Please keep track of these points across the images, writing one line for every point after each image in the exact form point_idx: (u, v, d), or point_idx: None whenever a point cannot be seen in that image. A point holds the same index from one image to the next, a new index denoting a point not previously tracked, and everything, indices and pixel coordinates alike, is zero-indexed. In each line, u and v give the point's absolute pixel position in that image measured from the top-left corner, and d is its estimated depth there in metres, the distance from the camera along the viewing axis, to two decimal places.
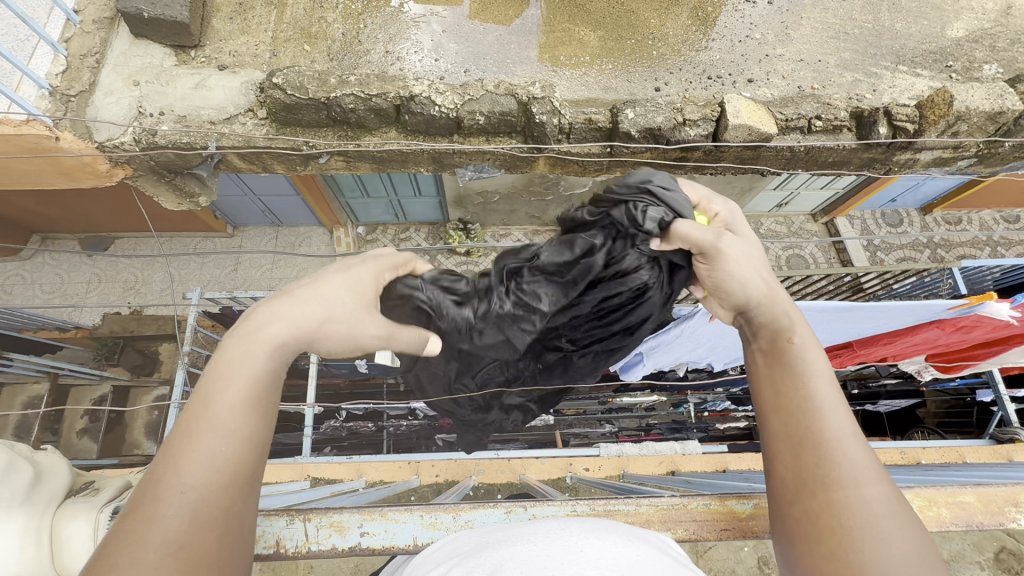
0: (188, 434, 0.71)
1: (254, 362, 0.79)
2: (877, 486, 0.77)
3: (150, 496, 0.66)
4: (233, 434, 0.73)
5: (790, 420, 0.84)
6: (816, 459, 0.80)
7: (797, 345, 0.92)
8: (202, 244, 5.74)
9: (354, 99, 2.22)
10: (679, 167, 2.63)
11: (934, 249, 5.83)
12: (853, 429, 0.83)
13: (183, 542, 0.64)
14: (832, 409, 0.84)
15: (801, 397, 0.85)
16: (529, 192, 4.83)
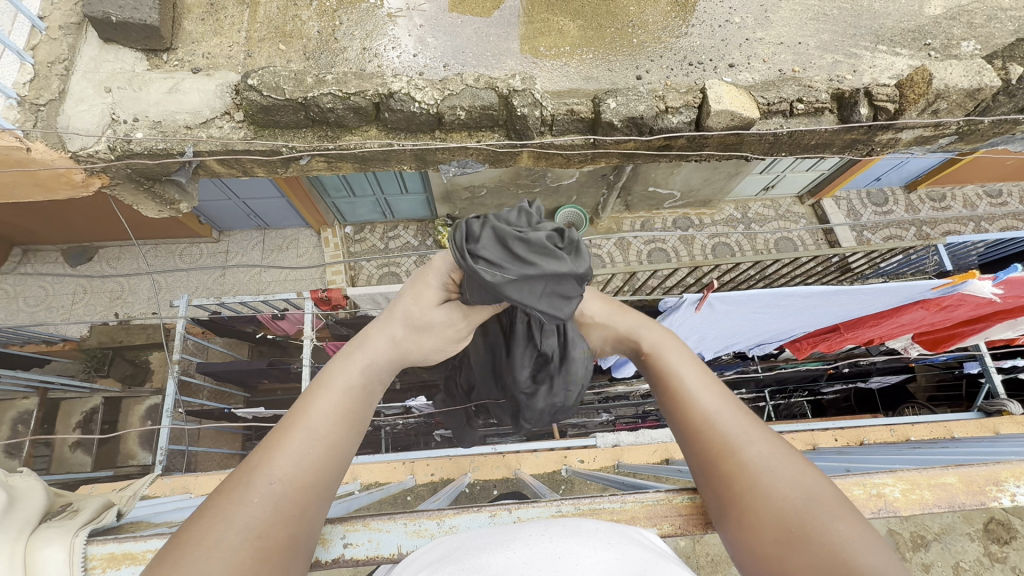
0: (281, 437, 0.89)
1: (340, 392, 0.99)
2: (807, 481, 0.84)
3: (243, 482, 0.82)
4: (317, 442, 0.90)
5: (707, 452, 0.94)
6: (744, 478, 0.87)
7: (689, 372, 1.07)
8: (187, 250, 5.67)
9: (332, 98, 2.19)
10: (664, 156, 2.62)
11: (918, 227, 5.88)
12: (758, 430, 0.94)
13: (262, 529, 0.78)
14: (732, 413, 0.97)
15: (713, 425, 0.95)
16: (516, 184, 4.82)
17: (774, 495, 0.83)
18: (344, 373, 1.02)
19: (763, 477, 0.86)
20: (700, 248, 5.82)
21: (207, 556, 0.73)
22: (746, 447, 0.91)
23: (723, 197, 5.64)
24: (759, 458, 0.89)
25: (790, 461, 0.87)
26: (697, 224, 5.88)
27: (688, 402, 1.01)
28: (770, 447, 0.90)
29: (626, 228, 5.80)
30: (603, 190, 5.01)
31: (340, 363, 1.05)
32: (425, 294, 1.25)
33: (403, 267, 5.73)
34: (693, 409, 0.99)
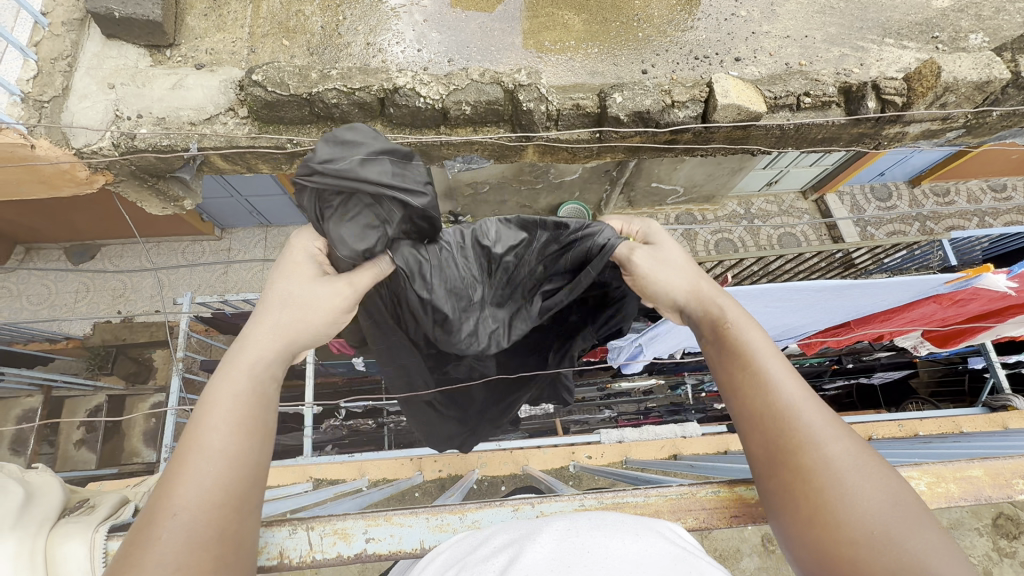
0: (185, 456, 0.75)
1: (236, 397, 0.84)
2: (894, 484, 0.74)
3: (151, 522, 0.70)
4: (228, 454, 0.78)
5: (777, 439, 0.80)
6: (826, 480, 0.74)
7: (762, 351, 0.89)
8: (190, 248, 5.67)
9: (337, 93, 2.18)
10: (669, 150, 2.61)
11: (922, 222, 5.87)
12: (844, 427, 0.80)
13: (183, 563, 0.68)
14: (812, 406, 0.81)
15: (793, 410, 0.81)
16: (518, 180, 4.80)
17: (855, 499, 0.72)
18: (229, 381, 0.85)
19: (847, 478, 0.74)
20: (703, 244, 5.80)
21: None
22: (824, 443, 0.77)
23: (726, 192, 5.63)
24: (844, 456, 0.76)
25: (873, 460, 0.76)
26: (700, 220, 5.86)
27: (764, 376, 0.86)
28: (854, 443, 0.78)
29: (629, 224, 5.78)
30: (606, 186, 4.99)
31: (230, 369, 0.87)
32: (301, 271, 1.11)
33: None
34: (771, 390, 0.84)
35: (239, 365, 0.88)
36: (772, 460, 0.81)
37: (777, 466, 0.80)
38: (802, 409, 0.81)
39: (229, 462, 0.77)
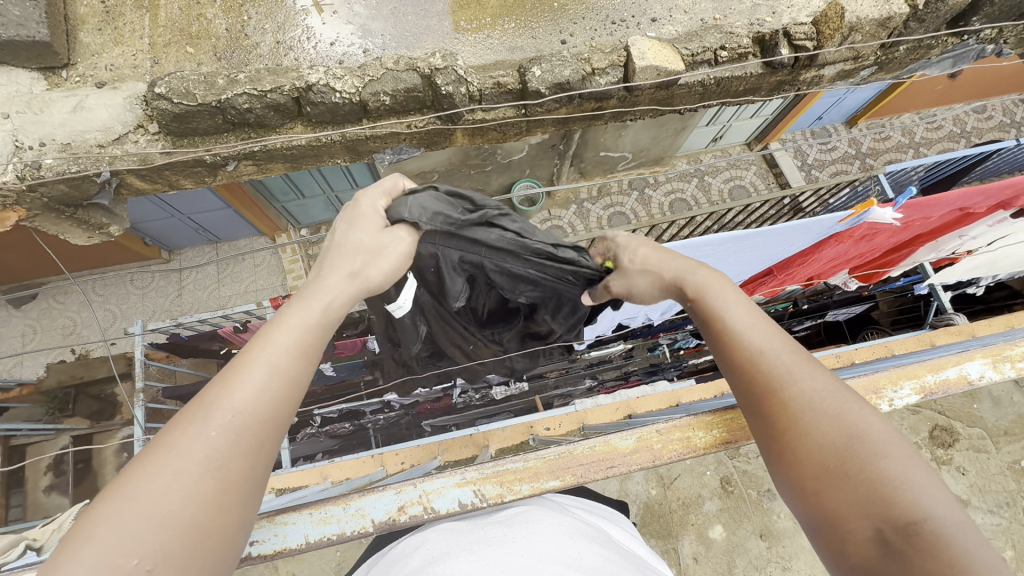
0: (242, 368, 0.91)
1: (285, 340, 0.98)
2: (863, 421, 0.92)
3: (200, 418, 0.84)
4: (281, 378, 0.94)
5: (754, 385, 1.05)
6: (790, 417, 0.98)
7: (732, 323, 1.16)
8: (139, 274, 5.50)
9: (248, 98, 2.10)
10: (599, 119, 2.62)
11: (862, 159, 6.09)
12: (811, 374, 1.02)
13: (222, 460, 0.82)
14: (779, 359, 1.06)
15: (765, 362, 1.06)
16: (466, 165, 4.79)
17: (818, 432, 0.93)
18: (301, 312, 1.05)
19: (808, 415, 0.96)
20: (657, 207, 5.87)
21: (165, 487, 0.77)
22: (795, 385, 1.01)
23: (674, 153, 5.70)
24: (808, 397, 0.98)
25: (839, 400, 0.97)
26: (652, 183, 5.94)
27: (738, 338, 1.13)
28: (820, 387, 0.99)
29: (583, 196, 5.82)
30: (555, 160, 5.00)
31: (300, 304, 1.08)
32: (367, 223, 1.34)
33: None
34: (743, 345, 1.11)
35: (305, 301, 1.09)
36: (756, 405, 1.05)
37: (760, 409, 1.04)
38: (771, 361, 1.06)
39: (281, 384, 0.94)
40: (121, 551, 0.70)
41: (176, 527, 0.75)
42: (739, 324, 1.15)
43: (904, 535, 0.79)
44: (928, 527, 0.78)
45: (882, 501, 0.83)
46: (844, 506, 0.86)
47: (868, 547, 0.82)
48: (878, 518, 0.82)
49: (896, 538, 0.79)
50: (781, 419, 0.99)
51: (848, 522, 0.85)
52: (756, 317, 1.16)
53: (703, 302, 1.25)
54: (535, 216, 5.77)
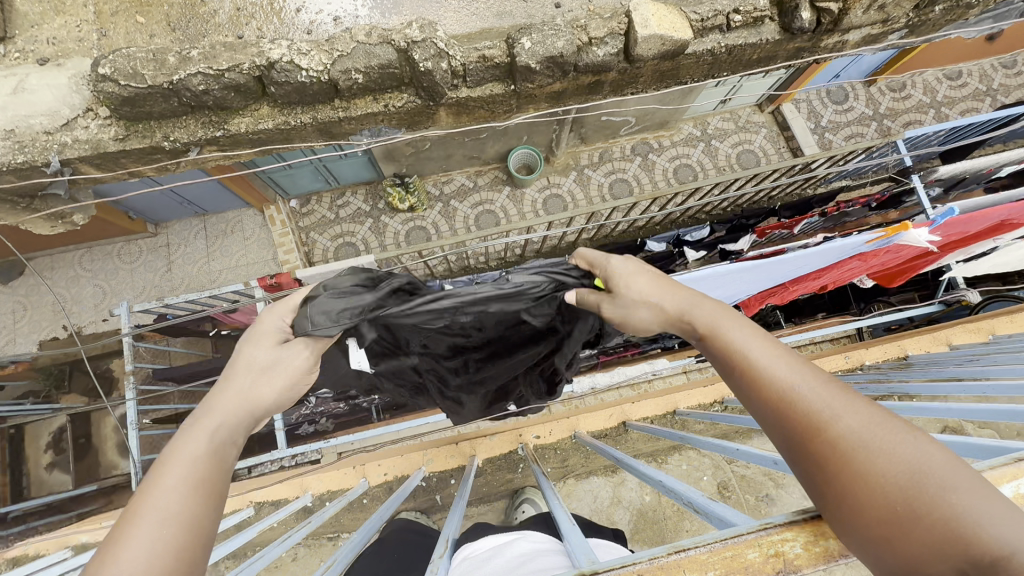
0: (129, 527, 0.90)
1: (178, 480, 0.99)
2: (916, 447, 0.81)
3: None
4: (177, 520, 0.93)
5: (792, 428, 0.94)
6: (837, 457, 0.86)
7: (748, 357, 1.06)
8: (126, 249, 5.21)
9: (203, 77, 1.89)
10: (597, 93, 2.38)
11: (880, 121, 5.73)
12: (845, 400, 0.91)
13: None
14: (809, 390, 0.95)
15: (798, 400, 0.94)
16: (459, 133, 4.52)
17: (873, 475, 0.82)
18: (192, 445, 1.06)
19: (859, 456, 0.84)
20: (662, 173, 5.56)
21: None
22: (837, 421, 0.89)
23: (680, 116, 5.36)
24: (853, 430, 0.87)
25: (889, 429, 0.85)
26: (657, 148, 5.62)
27: (763, 376, 1.01)
28: (864, 418, 0.88)
29: (584, 162, 5.52)
30: (553, 126, 4.71)
31: (191, 431, 1.08)
32: (264, 335, 1.34)
33: (359, 236, 5.34)
34: (770, 385, 1.00)
35: (197, 428, 1.09)
36: (796, 450, 0.94)
37: (804, 455, 0.92)
38: (805, 397, 0.94)
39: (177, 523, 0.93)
40: None
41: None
42: (761, 359, 1.04)
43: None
44: (1017, 564, 0.67)
45: (962, 540, 0.72)
46: (920, 550, 0.75)
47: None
48: (960, 560, 0.72)
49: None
50: (831, 464, 0.87)
51: (929, 567, 0.75)
52: (773, 345, 1.06)
53: (714, 340, 1.15)
54: (533, 184, 5.48)
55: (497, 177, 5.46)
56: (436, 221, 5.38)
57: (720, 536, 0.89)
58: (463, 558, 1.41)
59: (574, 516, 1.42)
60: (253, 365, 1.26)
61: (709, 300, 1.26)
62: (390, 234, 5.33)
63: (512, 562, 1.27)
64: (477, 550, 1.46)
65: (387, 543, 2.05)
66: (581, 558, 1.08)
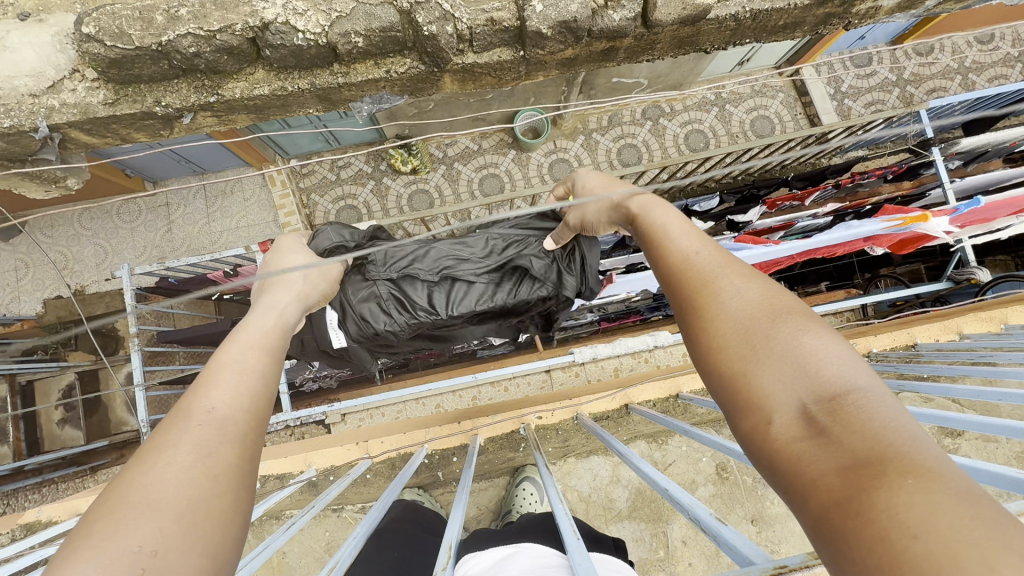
0: (213, 377, 0.99)
1: (248, 345, 1.11)
2: (783, 305, 0.91)
3: (182, 418, 0.90)
4: (247, 373, 1.04)
5: (687, 290, 1.03)
6: (715, 308, 0.95)
7: (666, 237, 1.18)
8: (124, 207, 5.12)
9: (193, 39, 1.78)
10: (610, 60, 2.25)
11: (903, 87, 5.47)
12: (733, 268, 1.02)
13: (209, 443, 0.87)
14: (706, 259, 1.06)
15: (697, 266, 1.05)
16: (465, 94, 4.34)
17: (745, 328, 0.89)
18: (258, 322, 1.22)
19: (735, 313, 0.92)
20: (672, 140, 5.37)
21: (160, 478, 0.80)
22: (725, 288, 0.97)
23: (693, 78, 5.12)
24: (733, 289, 0.97)
25: (766, 291, 0.94)
26: (668, 112, 5.40)
27: (674, 250, 1.13)
28: (751, 287, 0.96)
29: (592, 126, 5.32)
30: (563, 87, 4.52)
31: (256, 316, 1.26)
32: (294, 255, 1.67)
33: (360, 199, 5.23)
34: (678, 264, 1.09)
35: (261, 313, 1.28)
36: (683, 306, 1.02)
37: (690, 313, 0.99)
38: (704, 270, 1.03)
39: (249, 382, 1.03)
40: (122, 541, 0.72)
41: (172, 514, 0.77)
42: (675, 239, 1.16)
43: (831, 411, 0.74)
44: (852, 402, 0.74)
45: (810, 377, 0.79)
46: (774, 389, 0.81)
47: (795, 427, 0.76)
48: (801, 391, 0.78)
49: (822, 415, 0.75)
50: (710, 318, 0.94)
51: (773, 400, 0.80)
52: (691, 228, 1.18)
53: (645, 222, 1.29)
54: (539, 148, 5.31)
55: (502, 140, 5.29)
56: (439, 184, 5.26)
57: None
58: (464, 572, 1.42)
59: (576, 524, 1.40)
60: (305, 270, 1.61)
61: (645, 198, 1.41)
62: (392, 198, 5.22)
63: None
64: (479, 564, 1.47)
65: (393, 529, 2.08)
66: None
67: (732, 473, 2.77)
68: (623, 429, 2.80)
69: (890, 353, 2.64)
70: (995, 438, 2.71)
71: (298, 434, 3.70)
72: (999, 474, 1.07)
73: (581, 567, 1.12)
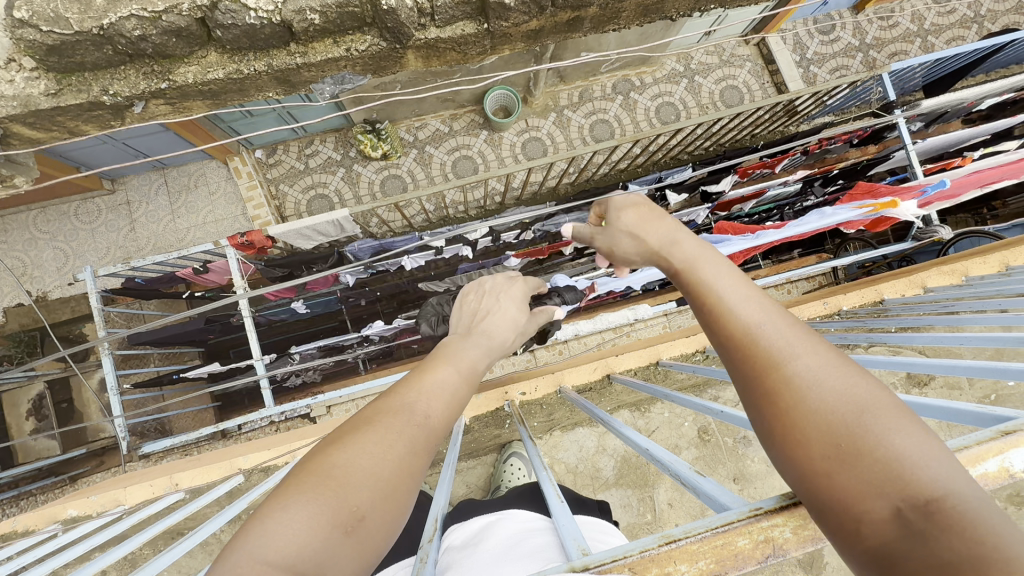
0: (432, 374, 1.04)
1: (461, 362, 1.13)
2: (863, 387, 0.76)
3: (403, 403, 0.92)
4: (458, 388, 1.05)
5: (751, 361, 0.85)
6: (789, 394, 0.78)
7: (716, 291, 0.97)
8: (82, 208, 4.89)
9: (137, 21, 1.68)
10: (576, 30, 2.22)
11: (865, 52, 5.55)
12: (800, 334, 0.85)
13: (416, 439, 0.88)
14: (769, 321, 0.87)
15: (762, 335, 0.86)
16: (431, 73, 4.22)
17: (819, 409, 0.75)
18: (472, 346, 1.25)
19: (809, 393, 0.77)
20: (644, 113, 5.37)
21: (377, 452, 0.82)
22: (793, 360, 0.81)
23: (662, 50, 5.09)
24: (807, 368, 0.80)
25: (840, 368, 0.79)
26: (638, 85, 5.38)
27: (728, 310, 0.92)
28: (820, 358, 0.80)
29: (564, 103, 5.27)
30: (531, 63, 4.44)
31: (469, 337, 1.31)
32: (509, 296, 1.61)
33: (331, 187, 5.11)
34: (733, 324, 0.90)
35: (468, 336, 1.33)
36: (750, 381, 0.85)
37: (753, 389, 0.84)
38: (767, 336, 0.85)
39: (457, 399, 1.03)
40: (338, 505, 0.74)
41: (380, 489, 0.79)
42: (728, 293, 0.95)
43: (928, 514, 0.63)
44: (950, 504, 0.63)
45: (904, 480, 0.66)
46: (856, 484, 0.69)
47: (887, 529, 0.66)
48: (899, 495, 0.65)
49: (920, 518, 0.64)
50: (779, 397, 0.79)
51: (864, 504, 0.68)
52: (744, 278, 0.98)
53: (685, 275, 1.08)
54: (511, 127, 5.24)
55: (473, 120, 5.21)
56: (412, 169, 5.17)
57: (710, 525, 0.88)
58: (450, 546, 1.43)
59: (560, 490, 1.42)
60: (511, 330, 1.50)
61: (686, 239, 1.17)
62: (365, 185, 5.11)
63: (502, 546, 1.32)
64: (462, 532, 1.51)
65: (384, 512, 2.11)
66: (570, 544, 1.05)
67: (713, 435, 2.89)
68: (607, 399, 2.85)
69: (859, 309, 2.74)
70: (958, 384, 2.86)
71: (283, 428, 3.69)
72: (960, 409, 1.10)
73: (565, 529, 1.13)
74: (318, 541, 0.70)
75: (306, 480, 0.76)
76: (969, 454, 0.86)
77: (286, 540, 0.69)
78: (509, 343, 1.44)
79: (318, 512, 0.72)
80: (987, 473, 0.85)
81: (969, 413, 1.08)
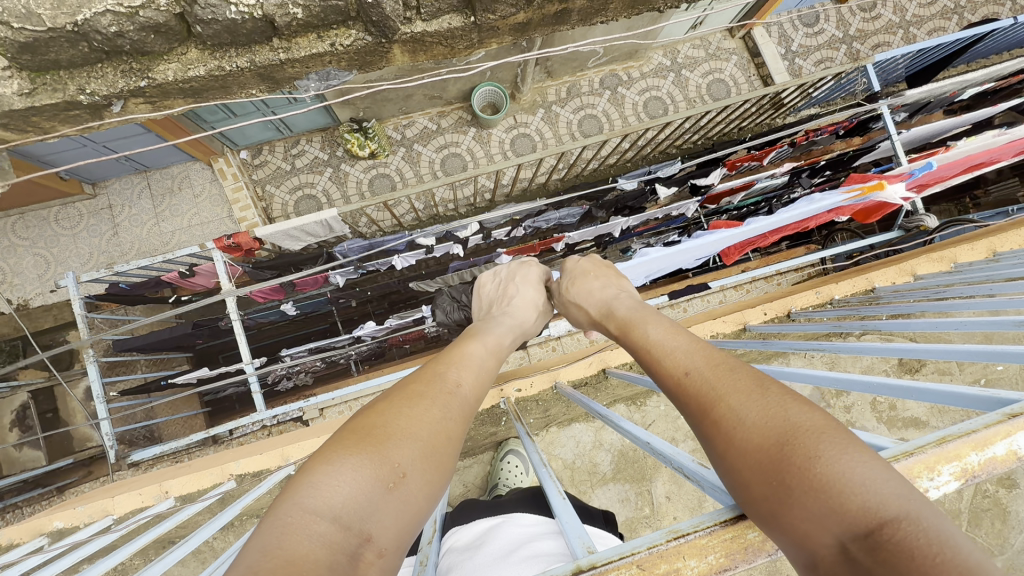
0: (461, 358, 1.16)
1: (485, 351, 1.24)
2: (788, 415, 0.80)
3: (425, 383, 1.02)
4: (482, 372, 1.16)
5: (693, 408, 0.93)
6: (723, 432, 0.85)
7: (659, 351, 1.11)
8: (63, 213, 4.78)
9: (112, 17, 1.63)
10: (563, 23, 2.20)
11: (849, 44, 5.59)
12: (728, 374, 0.93)
13: (449, 416, 0.96)
14: (698, 370, 0.98)
15: (692, 382, 0.97)
16: (418, 70, 4.17)
17: (750, 445, 0.80)
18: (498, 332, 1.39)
19: (739, 431, 0.83)
20: (632, 108, 5.36)
21: (410, 417, 0.90)
22: (723, 400, 0.88)
23: (648, 44, 5.07)
24: (734, 403, 0.87)
25: (764, 400, 0.85)
26: (626, 80, 5.37)
27: (665, 366, 1.06)
28: (745, 394, 0.87)
29: (552, 99, 5.24)
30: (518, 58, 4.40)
31: (490, 324, 1.45)
32: (526, 279, 1.77)
33: (319, 187, 5.04)
34: (669, 377, 1.02)
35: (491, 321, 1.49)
36: (697, 426, 0.92)
37: (701, 433, 0.91)
38: (696, 381, 0.96)
39: (479, 375, 1.14)
40: (387, 467, 0.81)
41: (422, 445, 0.87)
42: (668, 351, 1.09)
43: (871, 547, 0.64)
44: (890, 533, 0.64)
45: (837, 511, 0.68)
46: (800, 523, 0.71)
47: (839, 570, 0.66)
48: (837, 528, 0.67)
49: (864, 555, 0.64)
50: (718, 440, 0.86)
51: (811, 542, 0.70)
52: (687, 334, 1.12)
53: (638, 336, 1.23)
54: (500, 124, 5.20)
55: (461, 117, 5.16)
56: (400, 167, 5.12)
57: (719, 519, 0.88)
58: (454, 551, 1.42)
59: (563, 491, 1.41)
60: (532, 309, 1.66)
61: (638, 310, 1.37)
62: (353, 184, 5.05)
63: (507, 548, 1.31)
64: (464, 536, 1.51)
65: None
66: (576, 545, 1.05)
67: None
68: (602, 393, 2.83)
69: (851, 298, 2.77)
70: (949, 370, 2.91)
71: (276, 432, 3.64)
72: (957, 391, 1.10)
73: (570, 529, 1.13)
74: (366, 495, 0.76)
75: (349, 442, 0.83)
76: (975, 438, 0.87)
77: (335, 493, 0.74)
78: (530, 324, 1.60)
79: (364, 473, 0.78)
80: (993, 457, 0.86)
81: (969, 396, 1.08)
